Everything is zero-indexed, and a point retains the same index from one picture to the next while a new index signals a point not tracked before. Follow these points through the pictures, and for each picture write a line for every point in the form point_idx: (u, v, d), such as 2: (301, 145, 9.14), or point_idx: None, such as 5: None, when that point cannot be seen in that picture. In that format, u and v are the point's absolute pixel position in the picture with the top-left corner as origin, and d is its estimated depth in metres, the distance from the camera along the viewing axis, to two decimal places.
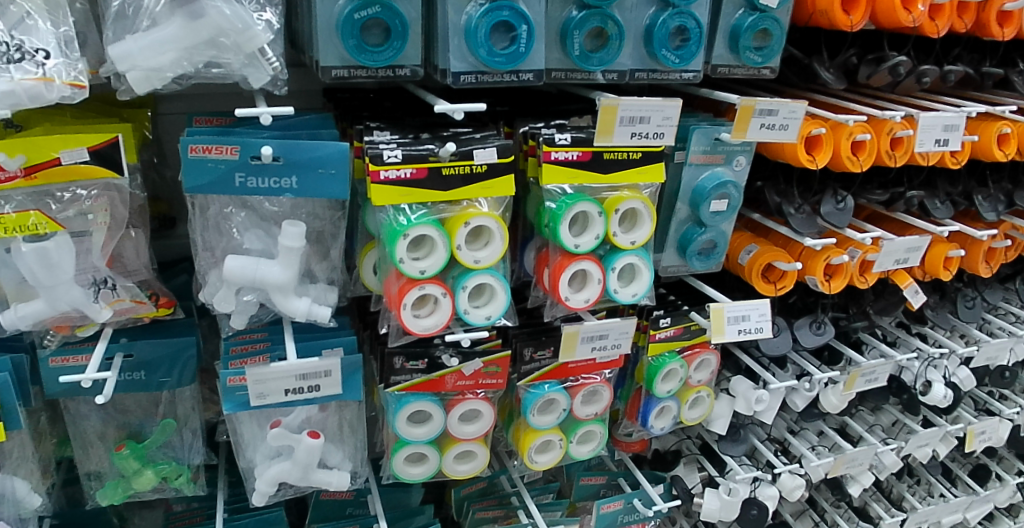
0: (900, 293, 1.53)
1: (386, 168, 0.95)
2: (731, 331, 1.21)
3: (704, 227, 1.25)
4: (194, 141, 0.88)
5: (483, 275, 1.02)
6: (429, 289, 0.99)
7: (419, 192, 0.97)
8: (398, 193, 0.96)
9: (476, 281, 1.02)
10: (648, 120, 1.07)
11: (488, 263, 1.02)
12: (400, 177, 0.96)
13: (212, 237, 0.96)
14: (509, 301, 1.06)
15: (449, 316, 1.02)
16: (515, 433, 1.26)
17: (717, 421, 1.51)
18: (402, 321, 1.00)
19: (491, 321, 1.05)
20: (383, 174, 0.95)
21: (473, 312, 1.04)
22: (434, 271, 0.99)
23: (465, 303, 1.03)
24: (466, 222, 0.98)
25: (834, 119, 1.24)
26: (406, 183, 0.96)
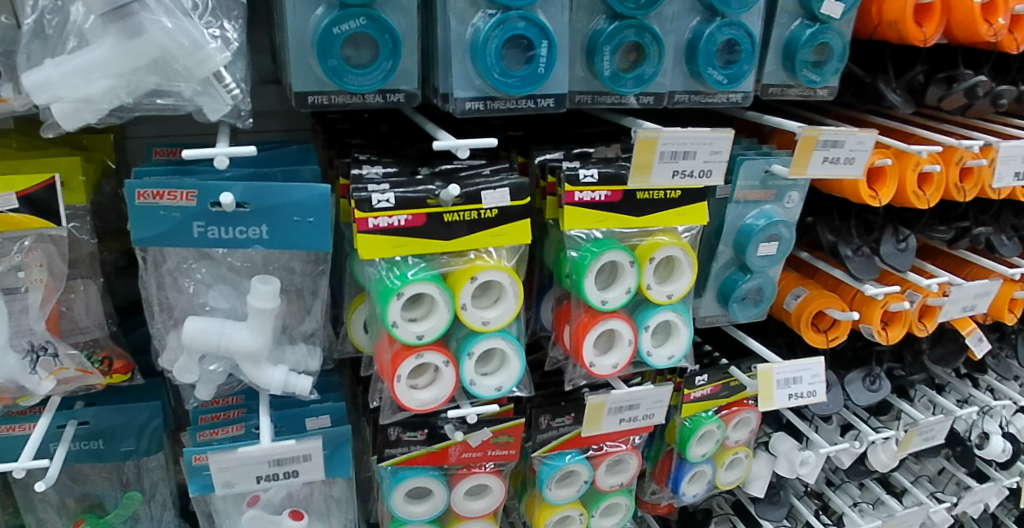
0: (961, 340, 1.36)
1: (375, 215, 0.78)
2: (781, 396, 1.05)
3: (750, 273, 1.09)
4: (142, 185, 0.73)
5: (493, 339, 0.86)
6: (428, 357, 0.83)
7: (416, 243, 0.81)
8: (390, 244, 0.80)
9: (484, 347, 0.86)
10: (693, 155, 0.90)
11: (499, 324, 0.85)
12: (394, 225, 0.79)
13: (170, 295, 0.80)
14: (523, 368, 0.90)
15: (452, 387, 0.86)
16: (528, 506, 1.10)
17: (756, 482, 1.33)
18: (395, 394, 0.84)
19: (502, 392, 0.89)
20: (371, 222, 0.78)
21: (481, 382, 0.88)
22: (434, 336, 0.82)
23: (471, 371, 0.87)
24: (472, 278, 0.82)
25: (904, 149, 1.06)
26: (401, 232, 0.80)
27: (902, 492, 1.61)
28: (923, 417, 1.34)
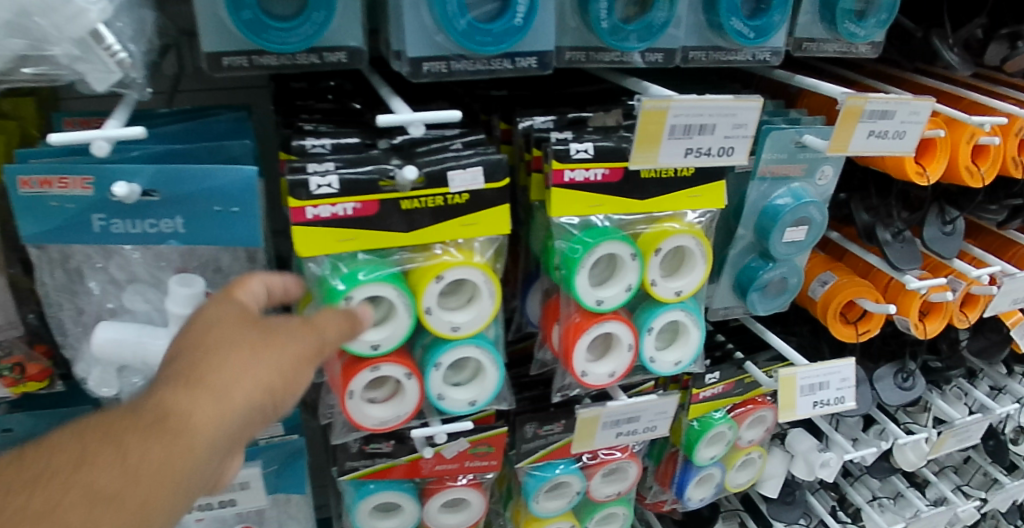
0: (1006, 331, 1.21)
1: (315, 204, 0.64)
2: (803, 404, 0.94)
3: (772, 261, 0.94)
4: (25, 172, 0.60)
5: (465, 348, 0.73)
6: (387, 370, 0.70)
7: (368, 236, 0.67)
8: (335, 238, 0.66)
9: (454, 357, 0.72)
10: (711, 129, 0.74)
11: (471, 331, 0.72)
12: (339, 215, 0.65)
13: (81, 296, 0.68)
14: (502, 379, 0.77)
15: (416, 402, 0.74)
16: (513, 516, 0.99)
17: (769, 482, 1.21)
18: (347, 410, 0.72)
19: (476, 408, 0.77)
20: (309, 212, 0.64)
21: (450, 395, 0.75)
22: (392, 346, 0.69)
23: (439, 384, 0.74)
24: (437, 277, 0.68)
25: (963, 119, 0.89)
26: (349, 223, 0.66)
27: (924, 484, 1.48)
28: (958, 418, 1.22)
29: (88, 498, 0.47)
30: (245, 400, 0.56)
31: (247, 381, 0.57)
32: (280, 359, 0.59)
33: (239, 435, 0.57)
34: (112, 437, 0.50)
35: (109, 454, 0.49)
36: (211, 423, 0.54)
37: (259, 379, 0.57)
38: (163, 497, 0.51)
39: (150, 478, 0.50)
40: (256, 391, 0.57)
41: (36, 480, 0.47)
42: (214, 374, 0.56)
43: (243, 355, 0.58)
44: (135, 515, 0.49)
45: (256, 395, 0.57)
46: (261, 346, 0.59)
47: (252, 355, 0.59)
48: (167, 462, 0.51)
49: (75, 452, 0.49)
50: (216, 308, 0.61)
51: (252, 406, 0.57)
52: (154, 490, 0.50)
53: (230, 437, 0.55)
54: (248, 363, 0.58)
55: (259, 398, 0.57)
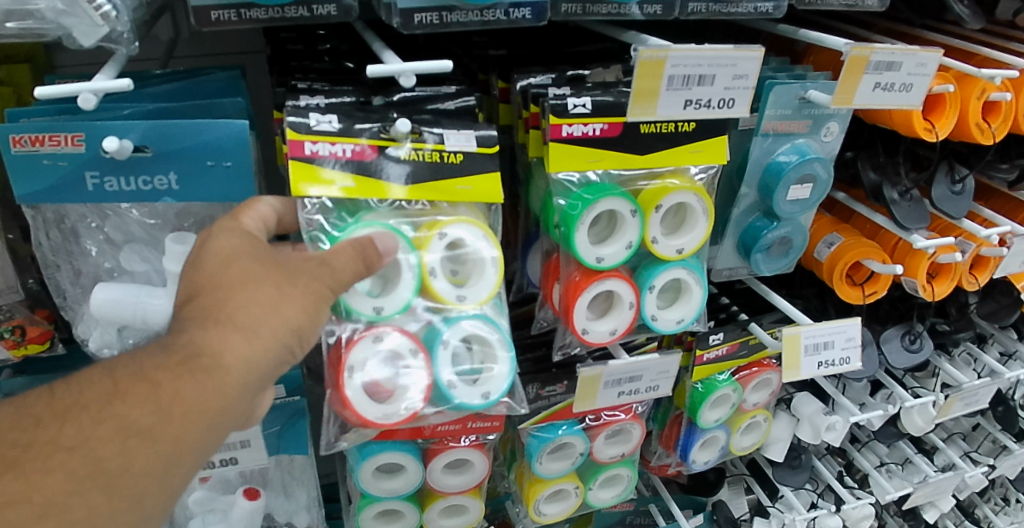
0: (1016, 294, 1.19)
1: (314, 139, 0.64)
2: (808, 364, 0.93)
3: (777, 221, 0.92)
4: (16, 130, 0.60)
5: (471, 322, 0.68)
6: (393, 340, 0.65)
7: (368, 182, 0.65)
8: (332, 181, 0.64)
9: (462, 332, 0.68)
10: (711, 80, 0.72)
11: (477, 301, 0.68)
12: (337, 154, 0.65)
13: (77, 257, 0.69)
14: (513, 369, 0.71)
15: (426, 387, 0.67)
16: (517, 477, 1.00)
17: (774, 446, 1.20)
18: (348, 394, 0.65)
19: (490, 402, 0.70)
20: (308, 147, 0.64)
21: (461, 385, 0.69)
22: (395, 312, 0.66)
23: (448, 368, 0.68)
24: (439, 234, 0.66)
25: (971, 73, 0.87)
26: (345, 166, 0.65)
27: (933, 450, 1.47)
28: (966, 381, 1.21)
29: (119, 432, 0.53)
30: (275, 345, 0.59)
31: (275, 317, 0.59)
32: (309, 293, 0.60)
33: (268, 370, 0.59)
34: (151, 375, 0.55)
35: (138, 393, 0.54)
36: (238, 361, 0.57)
37: (288, 321, 0.59)
38: (194, 433, 0.55)
39: (179, 417, 0.54)
40: (284, 328, 0.59)
41: (66, 412, 0.53)
42: (242, 314, 0.58)
43: (268, 290, 0.59)
44: (169, 448, 0.54)
45: (286, 330, 0.59)
46: (286, 282, 0.60)
47: (280, 288, 0.60)
48: (199, 401, 0.55)
49: (105, 390, 0.54)
50: (236, 241, 0.61)
51: (283, 342, 0.59)
52: (187, 426, 0.55)
53: (258, 374, 0.58)
54: (274, 300, 0.59)
55: (288, 332, 0.59)
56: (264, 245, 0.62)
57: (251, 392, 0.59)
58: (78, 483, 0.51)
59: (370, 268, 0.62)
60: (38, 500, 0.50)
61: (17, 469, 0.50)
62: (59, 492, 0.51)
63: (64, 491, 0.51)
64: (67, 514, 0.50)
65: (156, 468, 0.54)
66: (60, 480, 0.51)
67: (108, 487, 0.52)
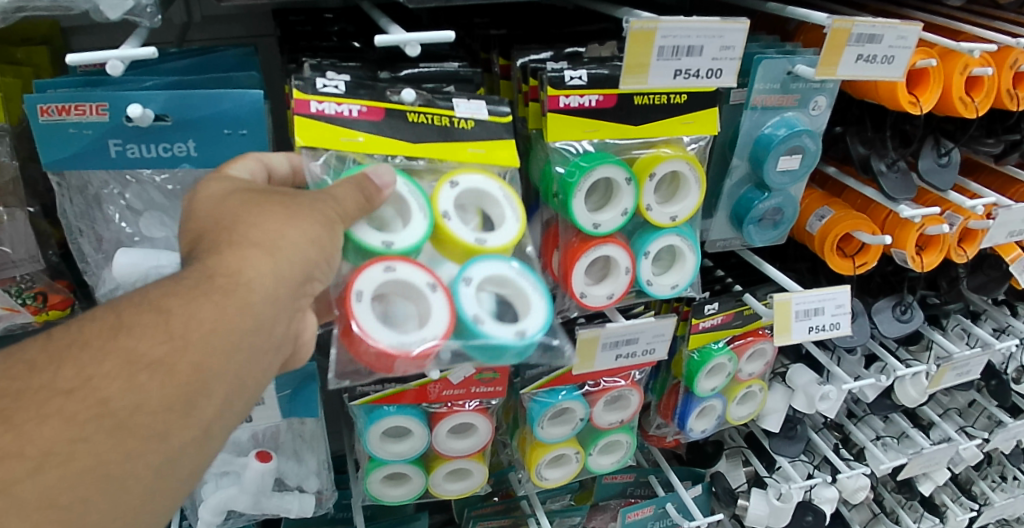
0: (1005, 267, 1.22)
1: (320, 98, 0.69)
2: (799, 329, 0.96)
3: (768, 191, 0.96)
4: (44, 100, 0.64)
5: (494, 262, 0.70)
6: (405, 270, 0.66)
7: (372, 139, 0.70)
8: (339, 137, 0.69)
9: (484, 270, 0.69)
10: (699, 51, 0.76)
11: (498, 246, 0.71)
12: (341, 114, 0.70)
13: (98, 223, 0.72)
14: (550, 308, 0.71)
15: (450, 319, 0.67)
16: (520, 443, 1.03)
17: (770, 417, 1.22)
18: (357, 319, 0.66)
19: (526, 339, 0.68)
20: (314, 107, 0.69)
21: (488, 321, 0.68)
22: (407, 246, 0.67)
23: (471, 304, 0.68)
24: (451, 182, 0.70)
25: (953, 46, 0.91)
26: (352, 124, 0.70)
27: (929, 426, 1.48)
28: (957, 351, 1.23)
29: (127, 367, 0.51)
30: (290, 262, 0.60)
31: (288, 236, 0.61)
32: (320, 211, 0.63)
33: (286, 291, 0.60)
34: (167, 301, 0.55)
35: (150, 321, 0.54)
36: (253, 281, 0.58)
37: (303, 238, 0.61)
38: (215, 355, 0.55)
39: (193, 341, 0.54)
40: (296, 245, 0.61)
41: (61, 354, 0.52)
42: (254, 235, 0.60)
43: (279, 213, 0.62)
44: (183, 379, 0.53)
45: (300, 247, 0.61)
46: (296, 205, 0.63)
47: (289, 210, 0.62)
48: (216, 321, 0.55)
49: (110, 322, 0.53)
50: (231, 182, 0.64)
51: (299, 260, 0.61)
52: (206, 349, 0.54)
53: (277, 291, 0.59)
54: (286, 221, 0.62)
55: (303, 250, 0.61)
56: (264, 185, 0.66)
57: (274, 313, 0.60)
58: (84, 429, 0.49)
59: (371, 202, 0.66)
60: (33, 452, 0.47)
61: (7, 423, 0.48)
62: (59, 440, 0.48)
63: (66, 440, 0.48)
64: (76, 458, 0.48)
65: (171, 397, 0.52)
66: (57, 427, 0.48)
67: (118, 429, 0.50)
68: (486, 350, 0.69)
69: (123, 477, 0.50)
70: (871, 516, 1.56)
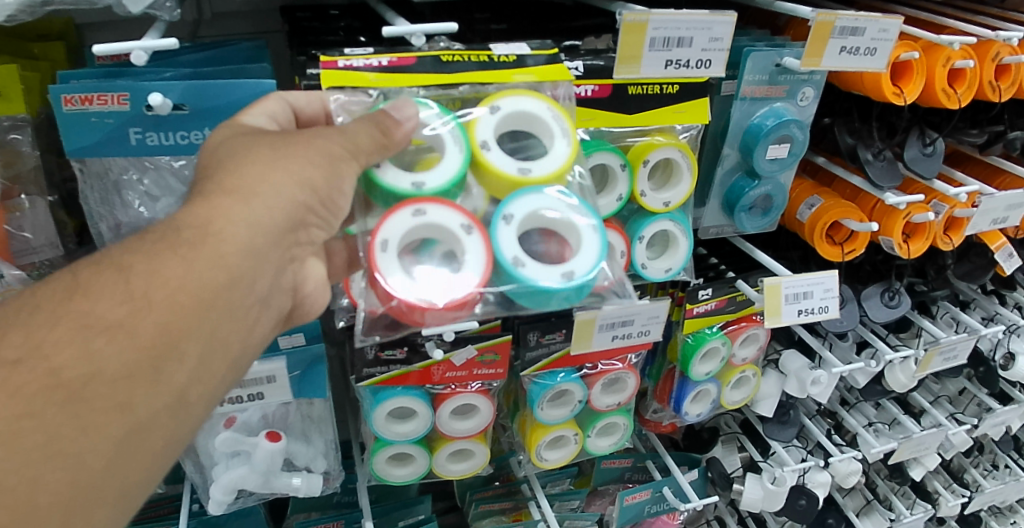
0: (991, 255, 1.25)
1: (346, 56, 0.73)
2: (789, 312, 0.99)
3: (758, 179, 0.99)
4: (68, 91, 0.67)
5: (535, 196, 0.72)
6: (434, 214, 0.69)
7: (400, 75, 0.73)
8: (367, 79, 0.72)
9: (524, 207, 0.71)
10: (689, 42, 0.80)
11: (541, 175, 0.73)
12: (371, 63, 0.73)
13: (116, 209, 0.76)
14: (601, 246, 0.74)
15: (486, 266, 0.71)
16: (520, 425, 1.07)
17: (763, 402, 1.25)
18: (381, 270, 0.70)
19: (570, 282, 0.71)
20: (342, 61, 0.73)
21: (528, 264, 0.71)
22: (436, 186, 0.70)
23: (509, 247, 0.71)
24: (492, 106, 0.73)
25: (934, 38, 0.94)
26: (383, 69, 0.73)
27: (920, 413, 1.51)
28: (945, 336, 1.26)
29: (82, 332, 0.54)
30: (267, 213, 0.64)
31: (272, 179, 0.65)
32: (308, 154, 0.67)
33: (264, 238, 0.64)
34: (137, 256, 0.58)
35: (110, 283, 0.56)
36: (231, 231, 0.61)
37: (284, 188, 0.65)
38: (186, 312, 0.58)
39: (155, 302, 0.56)
40: (276, 195, 0.64)
41: (16, 319, 0.54)
42: (236, 182, 0.63)
43: (266, 156, 0.66)
44: (142, 347, 0.55)
45: (284, 191, 0.65)
46: (286, 146, 0.67)
47: (277, 152, 0.66)
48: (187, 273, 0.58)
49: (65, 287, 0.55)
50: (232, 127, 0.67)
51: (283, 203, 0.65)
52: (180, 304, 0.57)
53: (248, 245, 0.62)
54: (274, 162, 0.65)
55: (287, 191, 0.65)
56: (279, 129, 0.69)
57: (246, 270, 0.62)
58: (32, 404, 0.50)
59: (386, 134, 0.69)
60: None
61: None
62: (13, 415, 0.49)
63: (16, 414, 0.49)
64: (32, 430, 0.49)
65: (129, 365, 0.54)
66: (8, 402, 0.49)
67: (75, 401, 0.52)
68: (529, 295, 0.72)
69: (82, 452, 0.51)
70: (864, 503, 1.58)
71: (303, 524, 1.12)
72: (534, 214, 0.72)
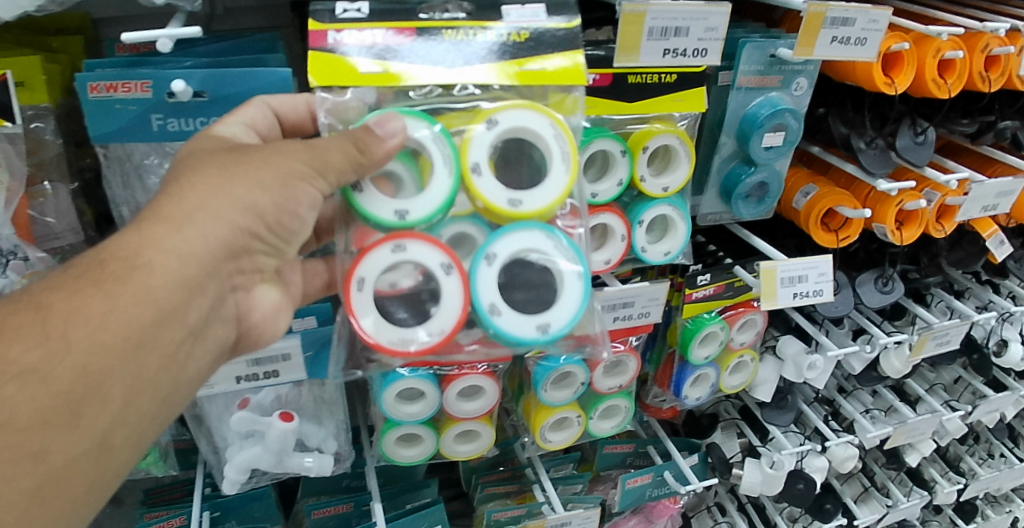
0: (982, 243, 1.28)
1: (337, 29, 0.73)
2: (785, 295, 1.03)
3: (754, 166, 1.02)
4: (94, 79, 0.70)
5: (518, 236, 0.73)
6: (412, 250, 0.72)
7: (393, 68, 0.72)
8: (359, 69, 0.72)
9: (507, 248, 0.73)
10: (686, 32, 0.83)
11: (529, 209, 0.73)
12: (363, 41, 0.73)
13: (135, 194, 0.78)
14: (581, 299, 0.75)
15: (461, 310, 0.72)
16: (524, 408, 1.10)
17: (761, 387, 1.28)
18: (354, 305, 0.73)
19: (544, 334, 0.73)
20: (332, 36, 0.73)
21: (505, 312, 0.73)
22: (418, 215, 0.71)
23: (488, 293, 0.73)
24: (487, 122, 0.72)
25: (923, 28, 0.98)
26: (379, 50, 0.72)
27: (915, 400, 1.53)
28: (937, 320, 1.28)
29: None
30: (201, 245, 0.66)
31: (214, 203, 0.67)
32: (256, 173, 0.69)
33: (199, 268, 0.67)
34: (68, 299, 0.61)
35: (29, 326, 0.60)
36: (163, 262, 0.64)
37: (226, 215, 0.67)
38: (109, 352, 0.62)
39: (74, 343, 0.60)
40: (215, 225, 0.67)
41: None
42: (175, 209, 0.66)
43: (214, 177, 0.68)
44: (58, 390, 0.59)
45: (227, 215, 0.67)
46: (236, 165, 0.69)
47: (224, 172, 0.68)
48: (109, 311, 0.62)
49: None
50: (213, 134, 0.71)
51: (225, 226, 0.67)
52: (102, 344, 0.61)
53: (178, 281, 0.65)
54: (220, 184, 0.68)
55: (228, 216, 0.67)
56: (250, 140, 0.72)
57: (178, 302, 0.66)
58: None
59: (362, 152, 0.68)
60: None
61: None
62: None
63: None
64: None
65: (46, 408, 0.59)
66: None
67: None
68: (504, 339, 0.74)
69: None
70: (862, 490, 1.60)
71: (314, 505, 1.16)
72: (516, 256, 0.73)
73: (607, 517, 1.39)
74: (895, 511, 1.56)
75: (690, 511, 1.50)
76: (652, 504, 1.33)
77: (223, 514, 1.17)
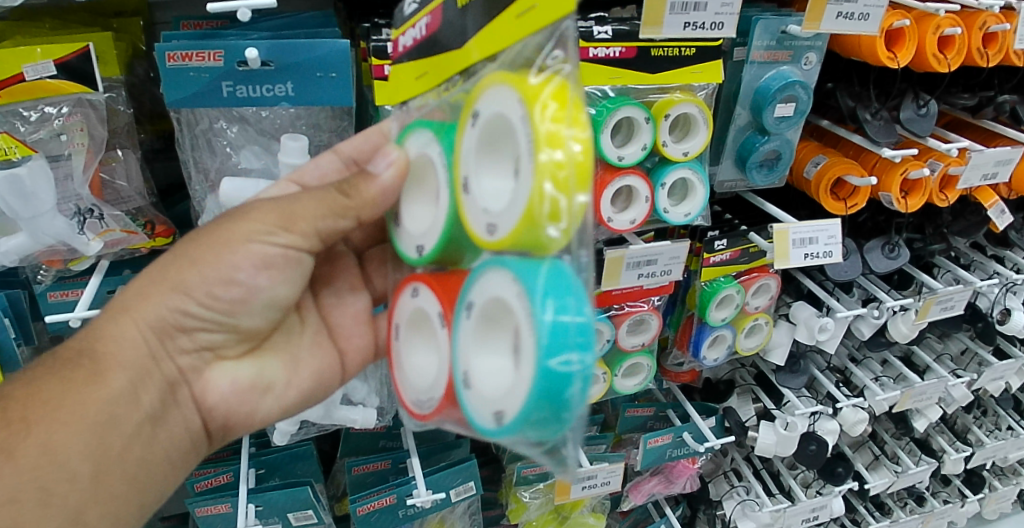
0: (984, 213, 1.35)
1: (403, 33, 0.74)
2: (796, 255, 1.10)
3: (768, 135, 1.09)
4: (171, 48, 0.80)
5: (485, 282, 0.58)
6: (422, 297, 0.68)
7: (436, 63, 0.68)
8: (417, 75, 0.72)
9: (479, 299, 0.59)
10: (703, 6, 0.91)
11: (500, 239, 0.56)
12: (415, 38, 0.71)
13: (204, 156, 0.94)
14: (541, 391, 0.53)
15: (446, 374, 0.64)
16: None
17: (775, 351, 1.34)
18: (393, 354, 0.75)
19: (500, 427, 0.56)
20: (399, 43, 0.75)
21: (474, 384, 0.59)
22: (427, 252, 0.66)
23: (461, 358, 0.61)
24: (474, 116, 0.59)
25: (922, 2, 1.05)
26: (421, 47, 0.70)
27: (923, 368, 1.58)
28: (940, 285, 1.34)
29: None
30: (132, 340, 0.77)
31: (149, 288, 0.77)
32: (192, 253, 0.76)
33: (133, 355, 0.77)
34: (30, 384, 0.74)
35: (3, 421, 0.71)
36: (104, 346, 0.76)
37: (161, 305, 0.77)
38: (69, 441, 0.72)
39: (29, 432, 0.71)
40: (143, 321, 0.77)
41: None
42: (118, 301, 0.78)
43: (160, 261, 0.79)
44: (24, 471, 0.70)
45: (163, 298, 0.77)
46: (182, 241, 0.78)
47: (169, 253, 0.78)
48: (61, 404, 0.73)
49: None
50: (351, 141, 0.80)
51: (154, 306, 0.77)
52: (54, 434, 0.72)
53: (119, 369, 0.76)
54: (160, 268, 0.78)
55: (162, 303, 0.77)
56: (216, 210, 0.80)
57: (122, 383, 0.76)
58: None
59: (347, 194, 0.71)
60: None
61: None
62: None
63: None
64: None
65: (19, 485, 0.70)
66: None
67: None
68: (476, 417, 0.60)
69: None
70: (872, 459, 1.66)
71: (354, 462, 1.22)
72: (490, 309, 0.58)
73: (628, 477, 1.46)
74: (905, 477, 1.61)
75: (708, 476, 1.57)
76: (672, 466, 1.41)
77: (267, 472, 1.23)
